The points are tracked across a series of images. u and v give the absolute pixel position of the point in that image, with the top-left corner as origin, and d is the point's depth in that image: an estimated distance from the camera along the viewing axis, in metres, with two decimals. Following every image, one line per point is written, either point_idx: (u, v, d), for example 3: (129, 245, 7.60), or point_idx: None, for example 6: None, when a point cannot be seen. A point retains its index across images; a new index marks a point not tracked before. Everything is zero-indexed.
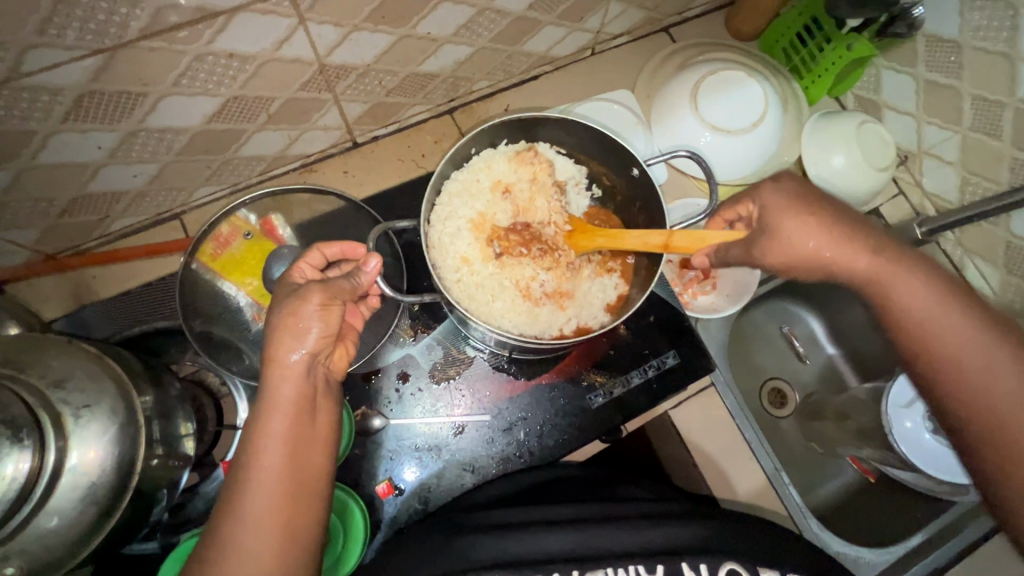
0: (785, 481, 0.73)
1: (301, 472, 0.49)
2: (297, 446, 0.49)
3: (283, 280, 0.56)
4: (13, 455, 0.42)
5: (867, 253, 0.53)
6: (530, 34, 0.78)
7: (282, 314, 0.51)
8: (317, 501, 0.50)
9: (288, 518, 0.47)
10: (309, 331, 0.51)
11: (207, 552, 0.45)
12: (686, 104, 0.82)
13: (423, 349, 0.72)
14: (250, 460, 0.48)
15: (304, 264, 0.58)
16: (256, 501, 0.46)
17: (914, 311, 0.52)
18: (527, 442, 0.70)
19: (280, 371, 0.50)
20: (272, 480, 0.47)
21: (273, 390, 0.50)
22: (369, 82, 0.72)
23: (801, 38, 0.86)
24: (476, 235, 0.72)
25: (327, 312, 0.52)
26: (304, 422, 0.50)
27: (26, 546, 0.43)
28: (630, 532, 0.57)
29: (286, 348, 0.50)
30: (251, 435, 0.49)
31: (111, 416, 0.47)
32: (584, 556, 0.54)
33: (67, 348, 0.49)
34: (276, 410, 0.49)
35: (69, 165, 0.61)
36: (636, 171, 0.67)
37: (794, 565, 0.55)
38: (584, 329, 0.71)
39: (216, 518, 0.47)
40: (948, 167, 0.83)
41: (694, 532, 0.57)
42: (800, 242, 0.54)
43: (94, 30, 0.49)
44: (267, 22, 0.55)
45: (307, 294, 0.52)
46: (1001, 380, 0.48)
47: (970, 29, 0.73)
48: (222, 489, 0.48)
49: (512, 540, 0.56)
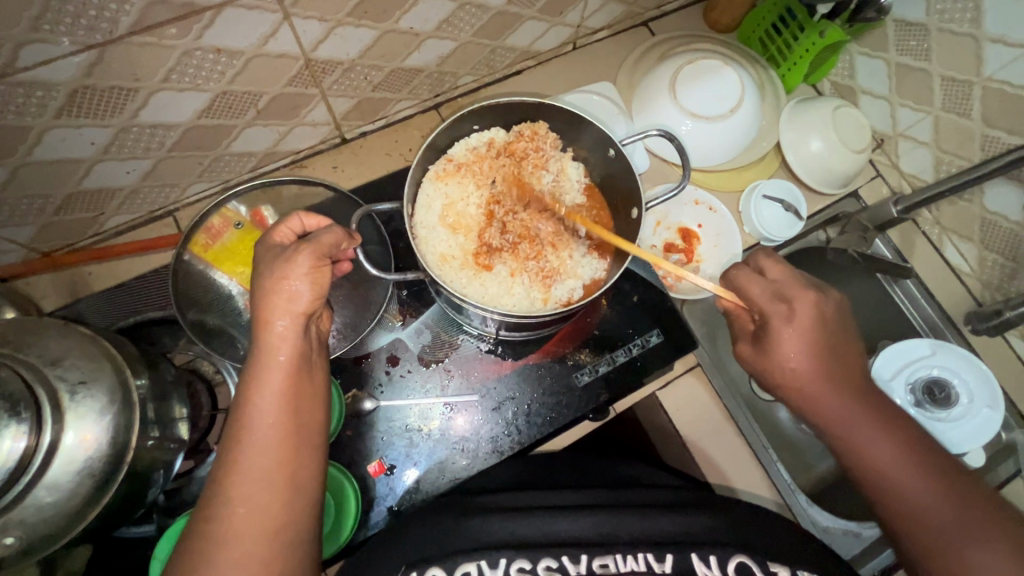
0: (772, 456, 0.75)
1: (302, 429, 0.51)
2: (297, 405, 0.51)
3: (262, 245, 0.57)
4: (12, 430, 0.43)
5: (810, 358, 0.60)
6: (511, 28, 0.80)
7: (271, 277, 0.52)
8: (317, 456, 0.51)
9: (292, 471, 0.49)
10: (300, 293, 0.52)
11: (211, 510, 0.46)
12: (666, 93, 0.84)
13: (412, 334, 0.73)
14: (250, 414, 0.49)
15: (285, 227, 0.58)
16: (261, 456, 0.48)
17: (912, 507, 0.55)
18: (517, 420, 0.71)
19: (271, 333, 0.51)
20: (274, 436, 0.49)
21: (267, 350, 0.51)
22: (355, 77, 0.74)
23: (776, 28, 0.89)
24: (454, 234, 0.73)
25: (316, 275, 0.53)
26: (302, 381, 0.52)
27: (26, 519, 0.44)
28: (640, 521, 0.57)
29: (276, 312, 0.51)
30: (248, 393, 0.50)
31: (109, 395, 0.49)
32: (591, 541, 0.55)
33: (64, 329, 0.51)
34: (274, 370, 0.51)
35: (64, 160, 0.63)
36: (612, 151, 0.69)
37: (800, 560, 0.54)
38: (592, 285, 0.72)
39: (217, 475, 0.48)
40: (922, 147, 0.85)
41: (693, 519, 0.57)
42: (776, 337, 0.61)
43: (86, 25, 0.51)
44: (253, 17, 0.58)
45: (295, 255, 0.52)
46: (915, 484, 0.55)
47: (936, 12, 0.76)
48: (220, 446, 0.49)
49: (519, 522, 0.57)
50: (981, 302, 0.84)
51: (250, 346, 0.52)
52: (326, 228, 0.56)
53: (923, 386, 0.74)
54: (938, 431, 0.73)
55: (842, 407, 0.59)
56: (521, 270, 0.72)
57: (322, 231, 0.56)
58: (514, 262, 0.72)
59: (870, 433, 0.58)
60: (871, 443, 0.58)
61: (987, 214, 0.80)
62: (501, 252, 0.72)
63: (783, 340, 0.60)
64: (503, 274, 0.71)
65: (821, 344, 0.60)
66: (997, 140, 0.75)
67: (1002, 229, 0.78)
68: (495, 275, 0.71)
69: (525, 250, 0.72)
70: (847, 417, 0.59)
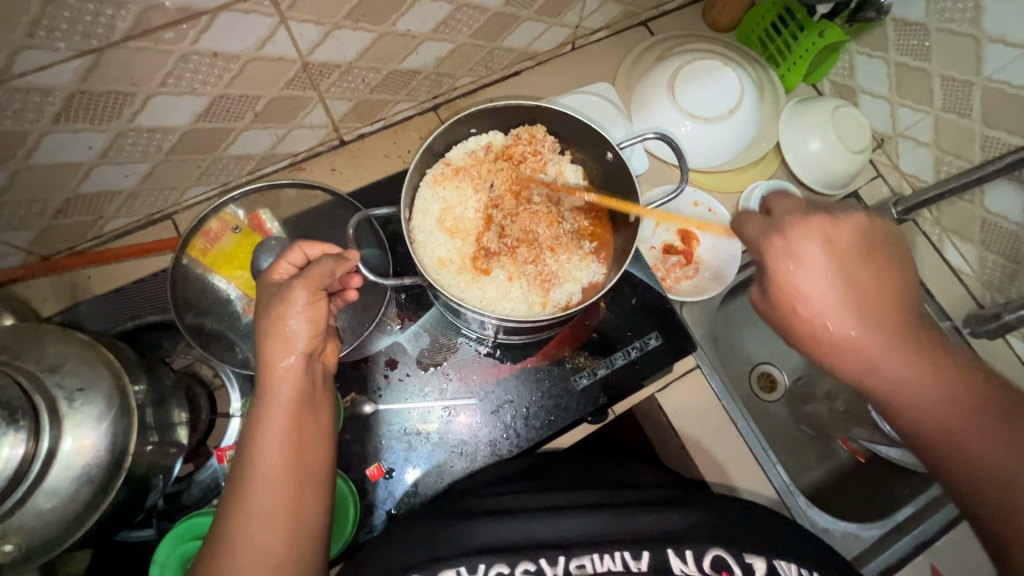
0: (771, 457, 0.75)
1: (306, 467, 0.51)
2: (300, 443, 0.51)
3: (262, 282, 0.58)
4: (9, 438, 0.43)
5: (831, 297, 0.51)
6: (509, 29, 0.80)
7: (271, 317, 0.53)
8: (319, 491, 0.52)
9: (295, 510, 0.49)
10: (300, 332, 0.53)
11: (217, 548, 0.47)
12: (664, 94, 0.83)
13: (410, 337, 0.73)
14: (254, 455, 0.49)
15: (285, 262, 0.58)
16: (265, 497, 0.48)
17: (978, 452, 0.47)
18: (515, 425, 0.71)
19: (275, 374, 0.52)
20: (278, 477, 0.49)
21: (270, 390, 0.52)
22: (353, 79, 0.74)
23: (775, 27, 0.88)
24: (452, 238, 0.72)
25: (314, 309, 0.54)
26: (305, 419, 0.53)
27: (25, 526, 0.45)
28: (622, 521, 0.58)
29: (279, 352, 0.52)
30: (252, 435, 0.50)
31: (106, 402, 0.49)
32: (571, 542, 0.55)
33: (63, 336, 0.51)
34: (278, 410, 0.51)
35: (61, 165, 0.63)
36: (611, 154, 0.68)
37: (775, 549, 0.54)
38: (590, 289, 0.72)
39: (222, 516, 0.48)
40: (922, 147, 0.85)
41: (681, 516, 0.58)
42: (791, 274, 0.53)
43: (81, 31, 0.51)
44: (249, 21, 0.57)
45: (292, 292, 0.53)
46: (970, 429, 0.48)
47: (936, 11, 0.75)
48: (226, 486, 0.50)
49: (506, 526, 0.57)
50: (981, 303, 0.84)
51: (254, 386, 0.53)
52: (320, 257, 0.56)
53: None
54: None
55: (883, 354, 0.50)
56: (519, 273, 0.71)
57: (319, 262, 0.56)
58: (512, 265, 0.72)
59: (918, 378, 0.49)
60: (920, 392, 0.49)
61: (988, 214, 0.79)
62: (499, 255, 0.72)
63: (793, 279, 0.53)
64: (501, 277, 0.71)
65: (837, 280, 0.52)
66: (997, 141, 0.75)
67: (1002, 230, 0.78)
68: (494, 279, 0.71)
69: (524, 253, 0.72)
70: (890, 368, 0.50)
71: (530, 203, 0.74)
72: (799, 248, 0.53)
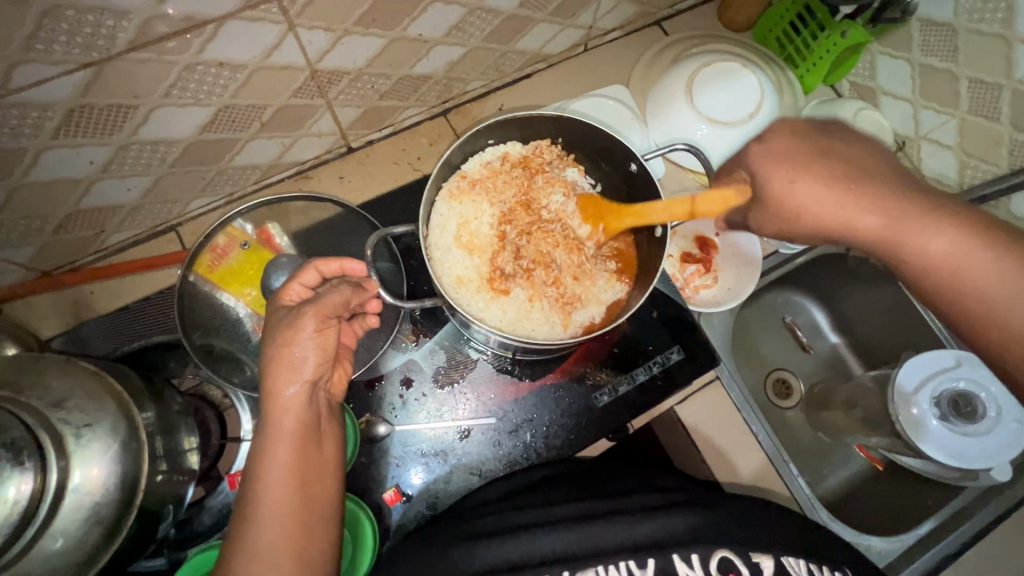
0: (792, 470, 0.73)
1: (312, 500, 0.50)
2: (305, 475, 0.49)
3: (272, 305, 0.55)
4: (14, 478, 0.41)
5: (821, 183, 0.49)
6: (521, 32, 0.77)
7: (277, 345, 0.51)
8: (325, 524, 0.50)
9: (298, 549, 0.47)
10: (306, 359, 0.51)
11: None
12: (682, 99, 0.81)
13: (425, 353, 0.71)
14: (257, 491, 0.48)
15: (297, 283, 0.55)
16: (269, 534, 0.47)
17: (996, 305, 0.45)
18: (535, 444, 0.70)
19: (278, 404, 0.50)
20: (283, 512, 0.48)
21: (273, 420, 0.50)
22: (362, 86, 0.71)
23: (794, 27, 0.85)
24: (469, 254, 0.70)
25: (323, 337, 0.52)
26: (309, 450, 0.51)
27: (32, 570, 0.42)
28: (627, 527, 0.56)
29: (283, 381, 0.50)
30: (256, 470, 0.48)
31: (113, 434, 0.47)
32: (576, 556, 0.54)
33: (66, 366, 0.49)
34: (279, 440, 0.49)
35: (62, 180, 0.61)
36: (633, 166, 0.66)
37: (783, 546, 0.55)
38: (612, 308, 0.70)
39: (226, 556, 0.47)
40: (946, 152, 0.82)
41: (683, 520, 0.56)
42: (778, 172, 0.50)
43: (81, 43, 0.48)
44: (256, 30, 0.55)
45: (301, 320, 0.51)
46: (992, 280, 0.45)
47: (965, 11, 0.74)
48: (231, 524, 0.48)
49: (511, 546, 0.56)
50: None
51: (258, 417, 0.51)
52: (333, 287, 0.54)
53: (948, 398, 0.72)
54: (963, 446, 0.70)
55: (889, 229, 0.47)
56: (540, 292, 0.69)
57: (329, 291, 0.54)
58: (532, 283, 0.70)
59: (923, 243, 0.47)
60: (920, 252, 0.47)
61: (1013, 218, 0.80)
62: (519, 272, 0.70)
63: (781, 176, 0.50)
64: (522, 296, 0.69)
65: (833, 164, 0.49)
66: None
67: None
68: (514, 298, 0.69)
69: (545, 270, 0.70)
70: (884, 237, 0.48)
71: (549, 217, 0.71)
72: (791, 149, 0.51)
